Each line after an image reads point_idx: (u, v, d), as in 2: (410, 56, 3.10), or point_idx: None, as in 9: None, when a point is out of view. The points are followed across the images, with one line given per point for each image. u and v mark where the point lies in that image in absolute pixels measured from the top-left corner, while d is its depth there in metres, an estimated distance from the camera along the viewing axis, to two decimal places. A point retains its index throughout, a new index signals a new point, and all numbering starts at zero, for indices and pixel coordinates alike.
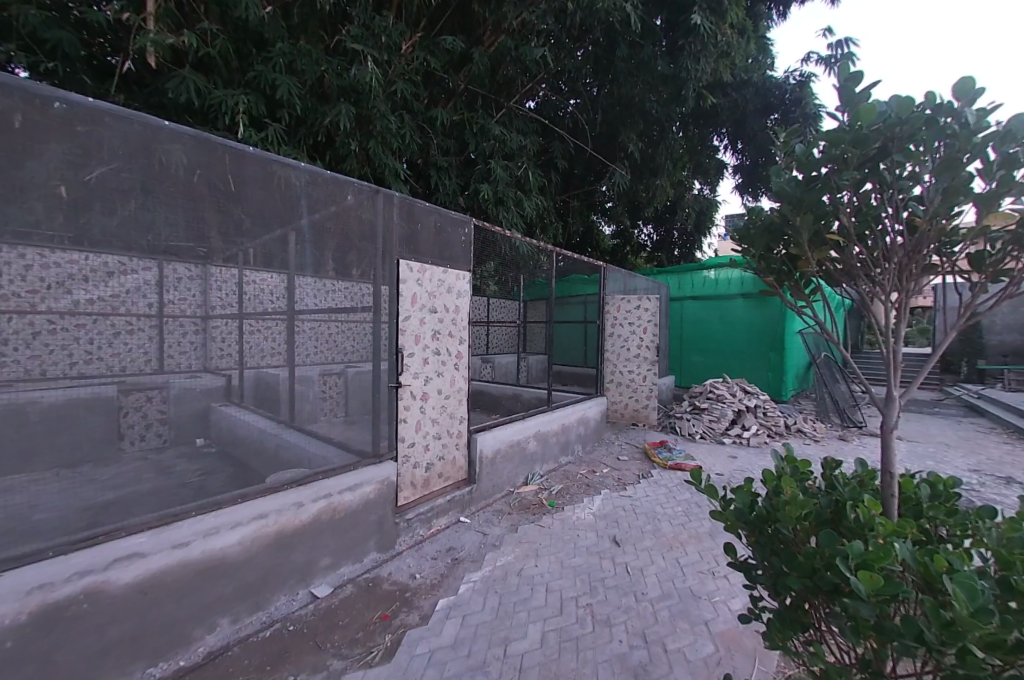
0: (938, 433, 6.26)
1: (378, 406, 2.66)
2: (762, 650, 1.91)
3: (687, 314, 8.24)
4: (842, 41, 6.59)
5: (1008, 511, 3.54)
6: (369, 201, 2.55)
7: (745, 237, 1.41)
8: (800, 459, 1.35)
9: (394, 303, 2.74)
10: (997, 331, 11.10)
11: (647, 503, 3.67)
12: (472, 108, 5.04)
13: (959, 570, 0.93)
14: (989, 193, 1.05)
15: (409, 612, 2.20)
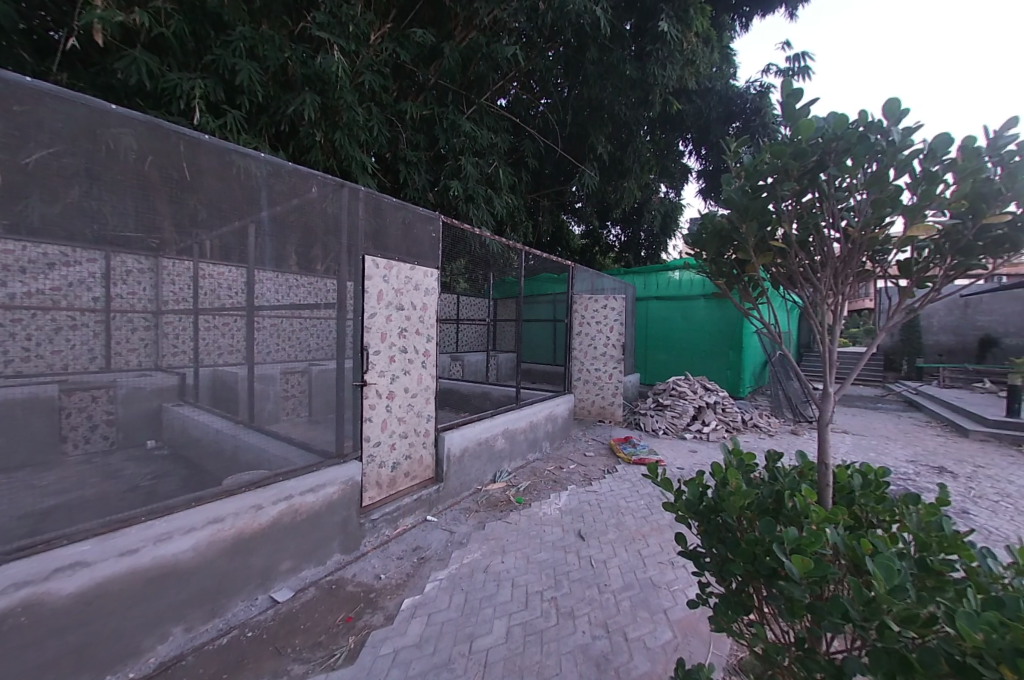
0: (880, 426, 6.73)
1: (341, 406, 2.60)
2: (713, 635, 2.01)
3: (653, 314, 8.47)
4: (799, 54, 6.92)
5: (931, 496, 3.82)
6: (334, 195, 2.48)
7: (698, 241, 1.48)
8: (745, 452, 1.42)
9: (360, 300, 2.68)
10: (932, 332, 12.08)
11: (612, 497, 3.77)
12: (442, 103, 4.99)
13: (882, 552, 1.01)
14: (915, 206, 1.13)
15: (373, 613, 2.17)
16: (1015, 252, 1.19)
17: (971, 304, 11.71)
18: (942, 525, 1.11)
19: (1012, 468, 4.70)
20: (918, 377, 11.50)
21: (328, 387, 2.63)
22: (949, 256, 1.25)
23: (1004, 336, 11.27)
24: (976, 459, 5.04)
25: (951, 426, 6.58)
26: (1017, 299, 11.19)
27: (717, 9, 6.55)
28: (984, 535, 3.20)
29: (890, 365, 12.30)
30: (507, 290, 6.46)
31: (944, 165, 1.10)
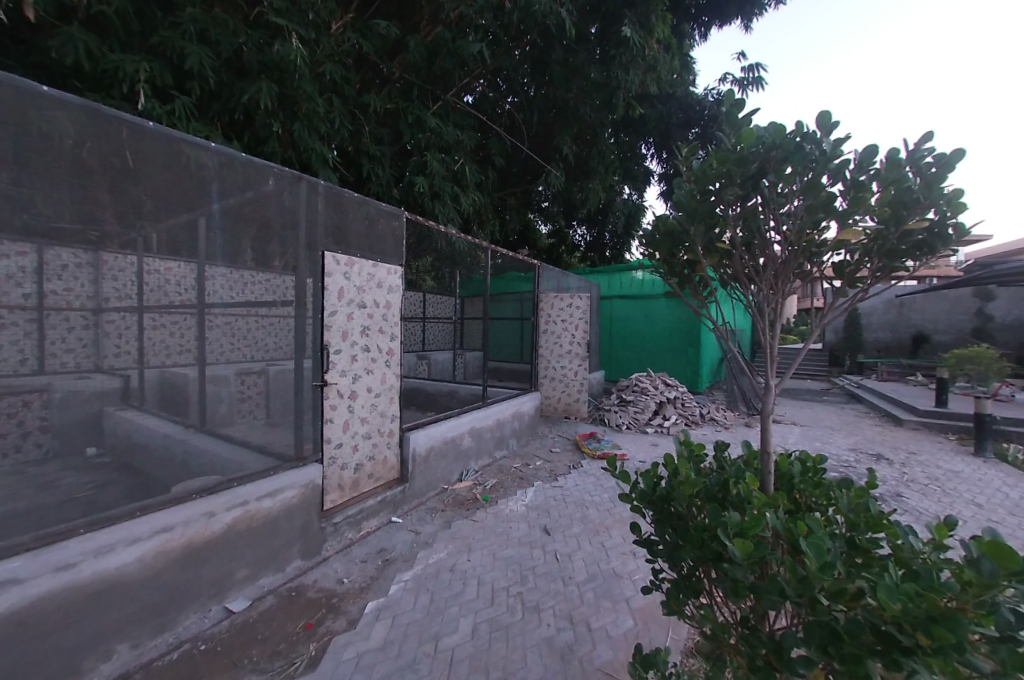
0: (825, 417, 7.20)
1: (300, 407, 2.51)
2: (666, 620, 2.10)
3: (617, 312, 8.67)
4: (753, 65, 7.26)
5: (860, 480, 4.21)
6: (291, 189, 2.39)
7: (651, 241, 1.53)
8: (695, 442, 1.48)
9: (320, 298, 2.60)
10: (872, 330, 13.02)
11: (577, 491, 3.84)
12: (407, 97, 4.91)
13: (815, 532, 1.08)
14: (846, 212, 1.21)
15: (335, 618, 2.11)
16: (931, 255, 1.30)
17: (905, 304, 12.68)
18: (867, 504, 1.20)
19: (937, 453, 5.16)
20: (859, 371, 12.40)
21: (286, 387, 2.53)
22: (876, 257, 1.35)
23: (932, 333, 12.32)
24: (908, 446, 5.49)
25: (887, 416, 7.14)
26: (944, 299, 12.25)
27: (678, 18, 6.77)
28: (909, 514, 3.50)
29: (836, 360, 13.18)
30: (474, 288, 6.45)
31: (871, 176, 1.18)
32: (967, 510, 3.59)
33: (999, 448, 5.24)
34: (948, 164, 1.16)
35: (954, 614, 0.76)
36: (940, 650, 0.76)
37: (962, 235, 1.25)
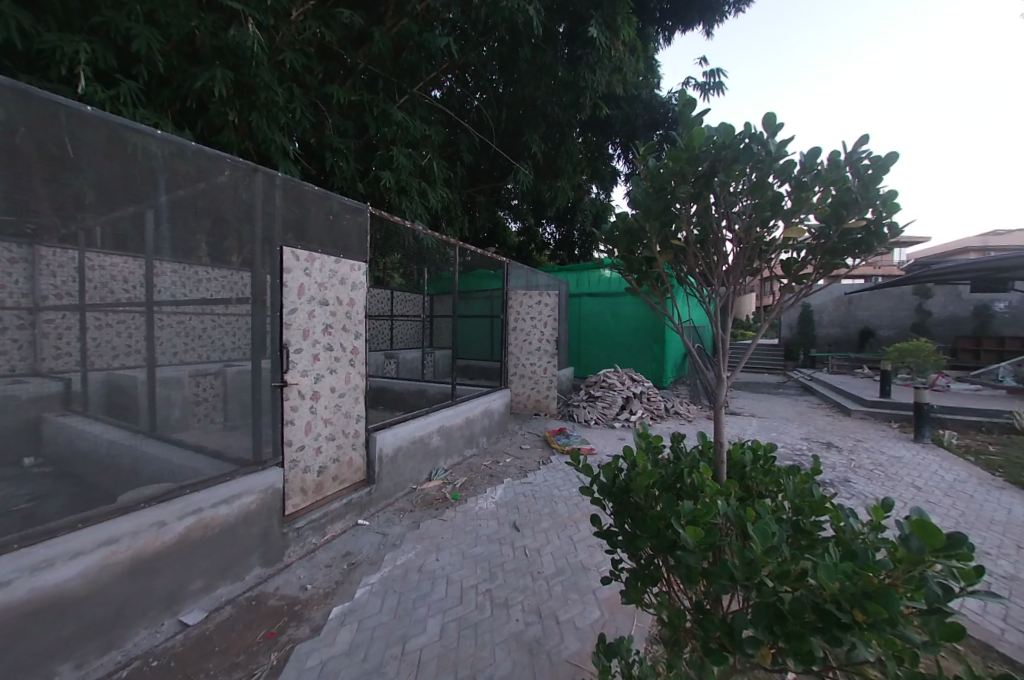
0: (782, 409, 7.57)
1: (259, 409, 2.41)
2: (627, 608, 2.15)
3: (586, 310, 8.78)
4: (714, 70, 7.51)
5: (806, 466, 4.48)
6: (246, 181, 2.28)
7: (610, 239, 1.55)
8: (653, 434, 1.51)
9: (279, 295, 2.50)
10: (824, 325, 13.78)
11: (546, 487, 3.88)
12: (372, 90, 4.79)
13: (763, 518, 1.13)
14: (791, 211, 1.26)
15: (298, 625, 2.05)
16: (868, 252, 1.37)
17: (854, 301, 13.49)
18: (812, 488, 1.26)
19: (881, 440, 5.54)
20: (812, 365, 13.11)
21: (243, 388, 2.43)
22: (820, 255, 1.41)
23: (878, 329, 13.19)
24: (855, 434, 5.86)
25: (836, 406, 7.59)
26: (888, 297, 13.11)
27: (643, 21, 6.90)
28: (853, 497, 3.74)
29: (791, 355, 13.88)
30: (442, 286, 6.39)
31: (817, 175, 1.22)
32: (906, 493, 3.87)
33: (935, 435, 5.67)
34: (882, 166, 1.23)
35: (885, 589, 0.82)
36: (873, 624, 0.82)
37: (895, 234, 1.33)
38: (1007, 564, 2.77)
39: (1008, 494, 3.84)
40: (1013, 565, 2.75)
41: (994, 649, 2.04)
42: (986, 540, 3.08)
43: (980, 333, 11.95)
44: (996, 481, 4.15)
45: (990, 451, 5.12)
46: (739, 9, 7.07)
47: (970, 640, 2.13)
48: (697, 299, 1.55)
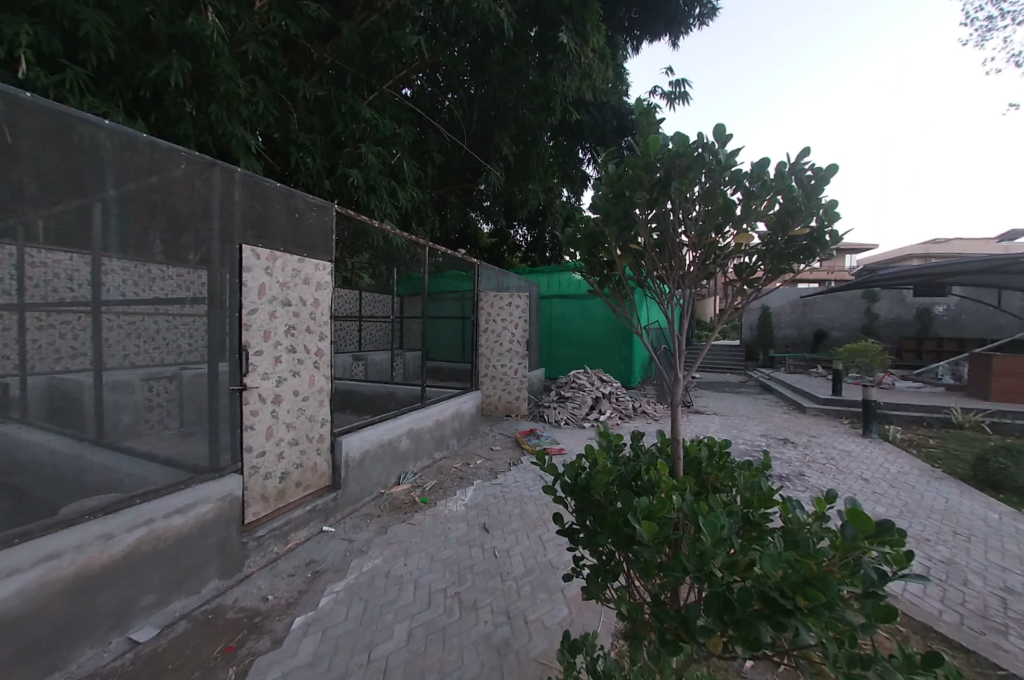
0: (743, 407, 7.89)
1: (216, 414, 2.31)
2: (592, 604, 2.19)
3: (557, 312, 8.87)
4: (679, 80, 7.76)
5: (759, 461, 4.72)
6: (202, 176, 2.18)
7: (573, 242, 1.58)
8: (613, 432, 1.54)
9: (237, 295, 2.41)
10: (781, 327, 14.47)
11: (516, 487, 3.90)
12: (340, 86, 4.70)
13: (715, 511, 1.16)
14: (741, 218, 1.31)
15: (258, 638, 1.97)
16: (812, 259, 1.45)
17: (809, 304, 14.22)
18: (761, 482, 1.32)
19: (834, 435, 5.86)
20: (772, 365, 13.73)
21: (199, 392, 2.32)
22: (769, 259, 1.47)
23: (831, 330, 13.97)
24: (810, 430, 6.18)
25: (793, 403, 7.99)
26: (840, 300, 13.90)
27: (612, 29, 7.06)
28: (804, 490, 3.95)
29: (751, 355, 14.50)
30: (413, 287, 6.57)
31: (765, 184, 1.27)
32: (854, 485, 4.11)
33: (881, 429, 6.05)
34: (822, 177, 1.29)
35: (823, 576, 0.87)
36: (814, 609, 0.87)
37: (836, 241, 1.41)
38: (941, 549, 2.98)
39: (945, 483, 4.14)
40: (947, 550, 2.96)
41: (932, 629, 2.19)
42: (925, 527, 3.30)
43: (922, 334, 12.86)
44: (934, 472, 4.46)
45: (930, 443, 5.51)
46: (702, 22, 7.37)
47: (909, 620, 2.28)
48: (657, 301, 1.59)
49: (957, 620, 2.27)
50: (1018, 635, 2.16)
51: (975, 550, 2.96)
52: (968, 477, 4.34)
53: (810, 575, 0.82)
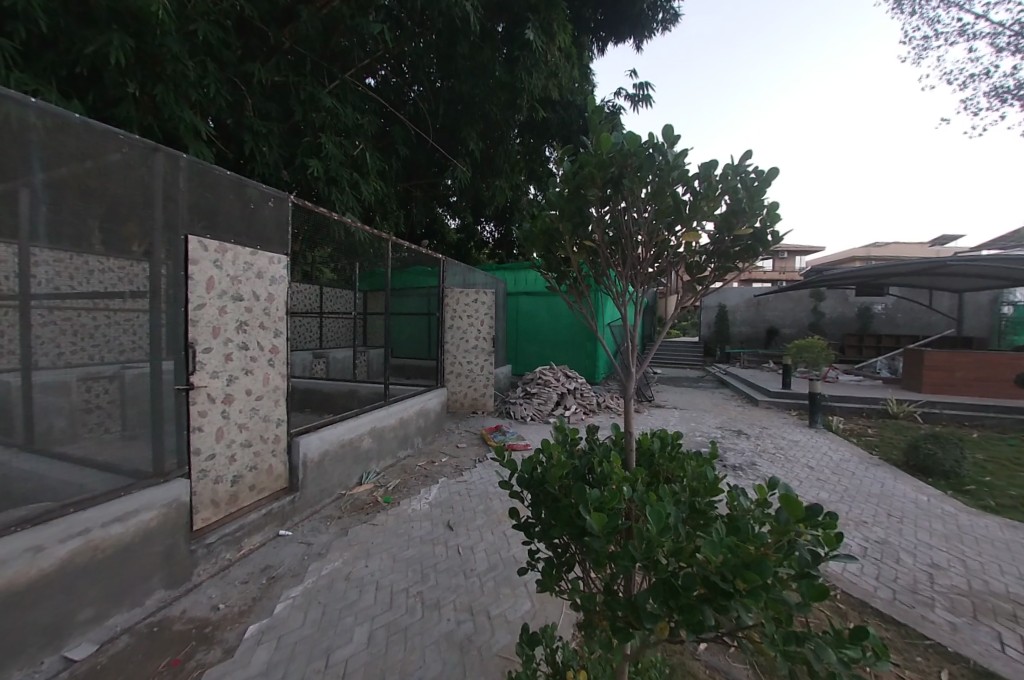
0: (701, 401, 8.24)
1: (160, 415, 2.18)
2: (555, 597, 2.23)
3: (523, 309, 8.92)
4: (643, 83, 7.94)
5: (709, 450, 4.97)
6: (143, 161, 2.04)
7: (529, 238, 1.59)
8: (568, 426, 1.55)
9: (182, 289, 2.27)
10: (737, 324, 15.16)
11: (481, 484, 3.91)
12: (300, 73, 4.52)
13: (664, 500, 1.19)
14: (689, 218, 1.34)
15: (208, 649, 1.87)
16: (754, 257, 1.52)
17: (762, 303, 14.97)
18: (708, 471, 1.36)
19: (783, 426, 6.21)
20: (729, 360, 14.38)
21: (140, 393, 2.18)
22: (718, 258, 1.53)
23: (782, 327, 14.77)
24: (762, 422, 6.52)
25: (747, 397, 8.40)
26: (790, 299, 14.72)
27: (579, 30, 7.14)
28: (753, 478, 4.17)
29: (709, 352, 15.13)
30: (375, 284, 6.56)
31: (712, 186, 1.29)
32: (800, 472, 4.37)
33: (826, 420, 6.46)
34: (764, 180, 1.34)
35: (760, 560, 0.92)
36: (751, 590, 0.91)
37: (776, 242, 1.48)
38: (878, 530, 3.22)
39: (882, 469, 4.48)
40: (880, 531, 3.21)
41: (869, 605, 2.36)
42: (864, 510, 3.55)
43: (863, 331, 13.83)
44: (872, 459, 4.82)
45: (868, 432, 5.94)
46: (664, 28, 7.60)
47: (848, 597, 2.45)
48: (611, 296, 1.60)
49: (890, 595, 2.46)
50: (942, 606, 2.36)
51: (907, 531, 3.21)
52: (901, 463, 4.71)
53: (747, 558, 0.86)
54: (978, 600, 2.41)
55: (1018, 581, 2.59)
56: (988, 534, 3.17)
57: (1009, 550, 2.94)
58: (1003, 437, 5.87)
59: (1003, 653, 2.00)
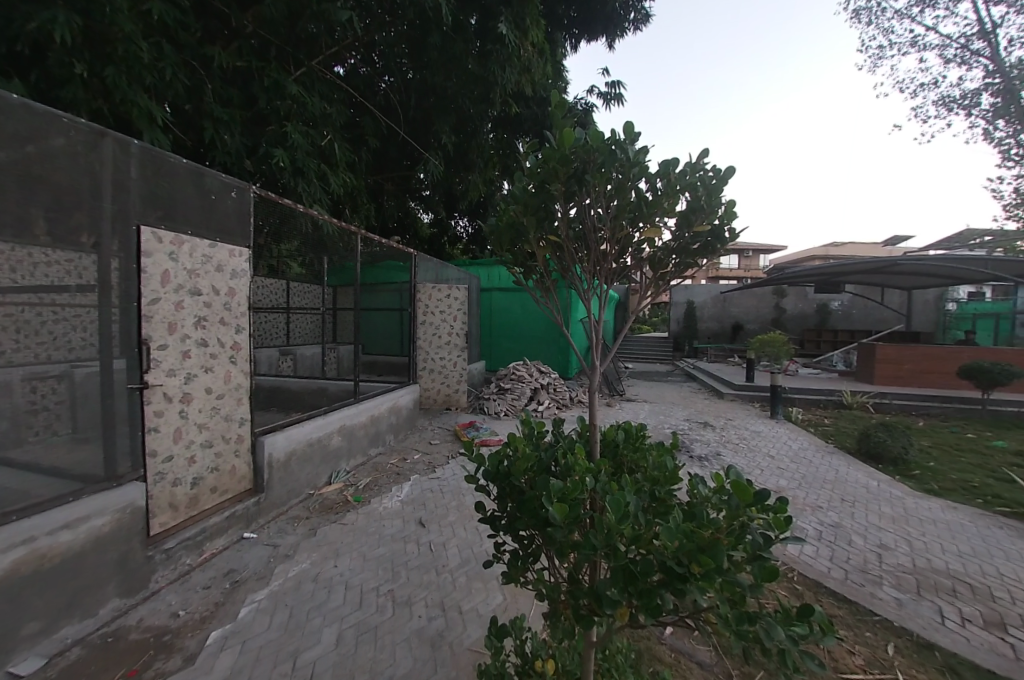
0: (670, 394, 8.48)
1: (112, 416, 2.07)
2: (525, 589, 2.26)
3: (497, 304, 8.92)
4: (615, 82, 8.03)
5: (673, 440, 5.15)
6: (89, 146, 1.91)
7: (494, 232, 1.59)
8: (534, 420, 1.57)
9: (135, 282, 2.16)
10: (705, 319, 15.66)
11: (454, 480, 3.91)
12: (264, 59, 4.35)
13: (627, 489, 1.21)
14: (650, 215, 1.37)
15: (167, 658, 1.79)
16: (713, 254, 1.58)
17: (728, 299, 15.51)
18: (668, 460, 1.40)
19: (747, 418, 6.47)
20: (696, 354, 14.82)
21: (89, 393, 2.06)
22: (678, 255, 1.57)
23: (747, 323, 15.36)
24: (728, 414, 6.77)
25: (713, 390, 8.70)
26: (755, 295, 15.30)
27: (552, 26, 7.16)
28: (713, 467, 4.34)
29: (678, 346, 15.57)
30: (344, 278, 6.88)
31: (673, 184, 1.32)
32: (761, 461, 4.58)
33: (786, 412, 6.77)
34: (721, 178, 1.38)
35: (714, 543, 0.95)
36: (705, 573, 0.94)
37: (733, 238, 1.53)
38: (832, 514, 3.41)
39: (837, 457, 4.74)
40: (834, 515, 3.39)
41: (823, 584, 2.50)
42: (820, 496, 3.75)
43: (821, 326, 14.54)
44: (828, 447, 5.08)
45: (825, 422, 6.26)
46: (636, 28, 7.72)
47: (805, 578, 2.58)
48: (576, 290, 1.61)
49: (843, 575, 2.61)
50: (889, 584, 2.52)
51: (858, 514, 3.41)
52: (854, 450, 5.00)
53: (701, 543, 0.89)
54: (922, 577, 2.59)
55: (957, 558, 2.80)
56: (930, 515, 3.41)
57: (949, 530, 3.17)
58: (946, 425, 6.31)
59: (943, 625, 2.15)
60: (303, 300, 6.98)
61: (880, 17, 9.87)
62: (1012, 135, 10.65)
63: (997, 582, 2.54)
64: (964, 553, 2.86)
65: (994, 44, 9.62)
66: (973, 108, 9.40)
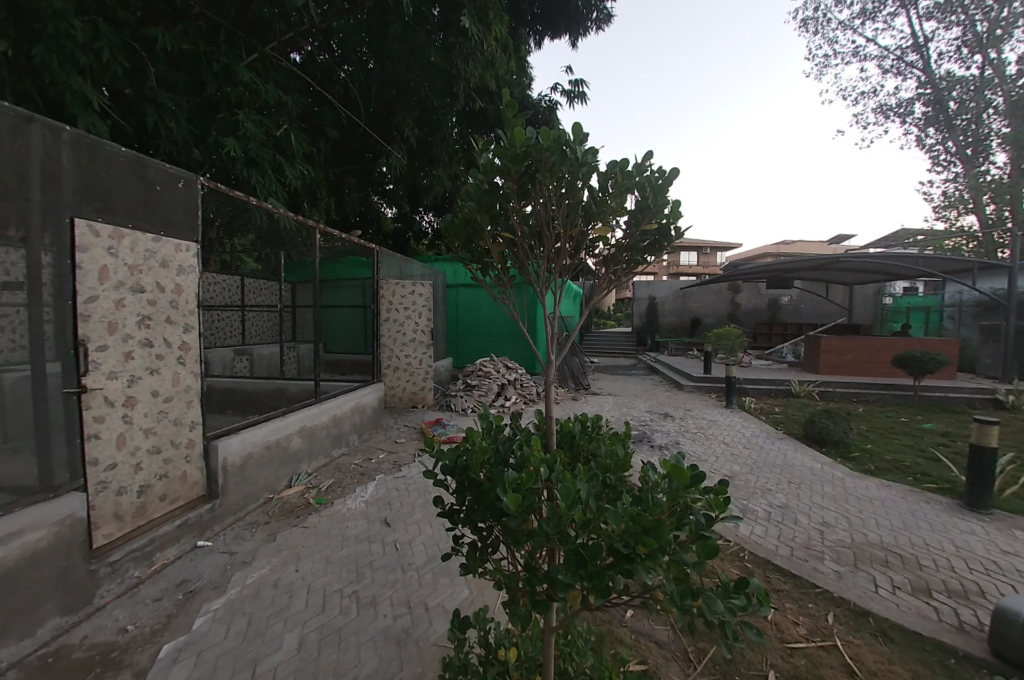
0: (634, 387, 8.76)
1: (47, 423, 1.93)
2: (489, 581, 2.31)
3: (463, 301, 8.87)
4: (578, 80, 8.13)
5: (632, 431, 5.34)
6: (14, 132, 1.76)
7: (449, 229, 1.58)
8: (492, 414, 1.59)
9: (69, 279, 2.01)
10: (666, 314, 16.21)
11: (420, 478, 3.90)
12: (212, 42, 4.12)
13: (580, 477, 1.25)
14: (599, 215, 1.42)
15: (115, 674, 1.70)
16: (660, 251, 1.65)
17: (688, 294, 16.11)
18: (619, 449, 1.46)
19: (705, 408, 6.78)
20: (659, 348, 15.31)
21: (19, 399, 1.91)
22: (627, 253, 1.63)
23: (705, 317, 16.03)
24: (687, 404, 7.07)
25: (674, 382, 9.04)
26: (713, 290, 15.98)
27: (516, 21, 7.15)
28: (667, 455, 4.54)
29: (642, 340, 16.05)
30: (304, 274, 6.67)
31: (622, 184, 1.37)
32: (716, 448, 4.83)
33: (741, 402, 7.13)
34: (665, 180, 1.44)
35: (657, 524, 0.99)
36: (650, 552, 0.98)
37: (678, 236, 1.60)
38: (779, 496, 3.64)
39: (784, 442, 5.05)
40: (778, 496, 3.63)
41: (771, 561, 2.67)
42: (768, 479, 4.00)
43: (773, 319, 15.37)
44: (778, 433, 5.41)
45: (775, 411, 6.64)
46: (598, 27, 7.84)
47: (754, 556, 2.75)
48: (534, 287, 1.64)
49: (788, 552, 2.80)
50: (830, 558, 2.73)
51: (803, 495, 3.67)
52: (801, 436, 5.34)
53: (644, 525, 0.94)
54: (858, 550, 2.82)
55: (889, 531, 3.07)
56: (866, 493, 3.70)
57: (882, 506, 3.46)
58: (883, 410, 6.85)
59: (876, 593, 2.36)
60: (259, 297, 6.70)
61: (825, 27, 10.48)
62: (940, 143, 11.58)
63: (923, 551, 2.80)
64: (895, 527, 3.13)
65: (925, 57, 10.42)
66: (908, 116, 10.16)
